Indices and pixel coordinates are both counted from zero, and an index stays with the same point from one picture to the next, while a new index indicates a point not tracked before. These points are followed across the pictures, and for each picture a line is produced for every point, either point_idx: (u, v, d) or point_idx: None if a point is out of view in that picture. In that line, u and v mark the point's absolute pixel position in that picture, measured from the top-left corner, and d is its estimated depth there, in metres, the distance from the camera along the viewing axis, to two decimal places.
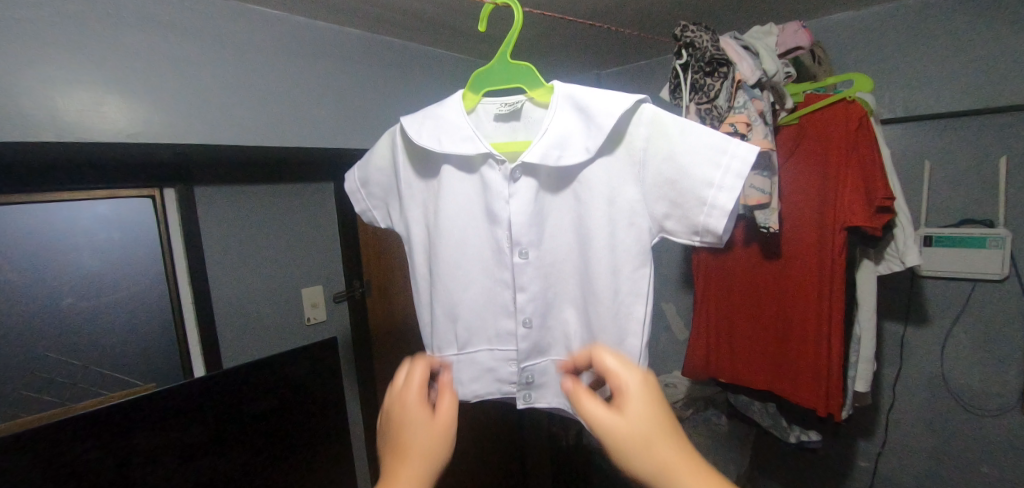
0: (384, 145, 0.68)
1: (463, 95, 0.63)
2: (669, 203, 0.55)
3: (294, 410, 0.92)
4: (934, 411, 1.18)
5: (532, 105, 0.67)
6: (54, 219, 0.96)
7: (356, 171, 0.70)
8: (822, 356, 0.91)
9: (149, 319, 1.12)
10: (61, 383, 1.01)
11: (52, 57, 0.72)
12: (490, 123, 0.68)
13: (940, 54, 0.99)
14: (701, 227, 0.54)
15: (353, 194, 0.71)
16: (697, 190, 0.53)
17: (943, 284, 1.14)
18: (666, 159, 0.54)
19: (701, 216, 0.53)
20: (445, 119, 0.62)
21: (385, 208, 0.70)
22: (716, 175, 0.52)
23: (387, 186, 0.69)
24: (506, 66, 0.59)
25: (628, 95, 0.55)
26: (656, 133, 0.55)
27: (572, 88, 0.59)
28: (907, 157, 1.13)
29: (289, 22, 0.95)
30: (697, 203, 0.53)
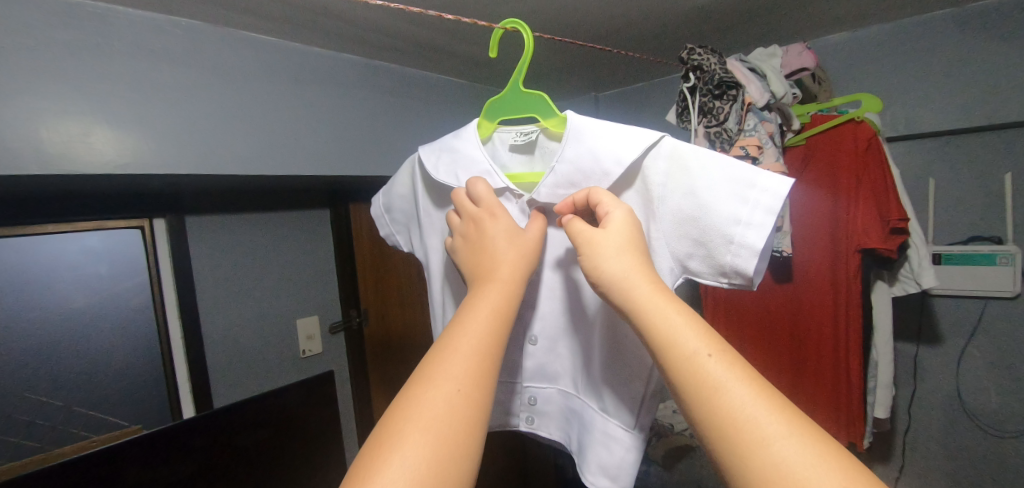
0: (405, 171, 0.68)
1: (479, 123, 0.61)
2: (693, 242, 0.51)
3: (285, 450, 0.88)
4: (954, 435, 1.14)
5: (547, 136, 0.63)
6: (36, 252, 0.93)
7: (380, 196, 0.70)
8: (839, 380, 0.89)
9: (135, 354, 1.07)
10: (40, 426, 0.95)
11: (38, 87, 0.69)
12: (506, 153, 0.66)
13: (939, 73, 0.99)
14: (729, 268, 0.49)
15: (379, 219, 0.71)
16: (722, 228, 0.49)
17: (955, 303, 1.12)
18: (686, 195, 0.51)
19: (728, 255, 0.49)
20: (461, 150, 0.60)
21: (405, 233, 0.69)
22: (743, 212, 0.48)
23: (407, 212, 0.68)
24: (519, 96, 0.57)
25: (645, 132, 0.52)
26: (675, 168, 0.51)
27: (585, 121, 0.55)
28: (911, 176, 1.12)
29: (286, 49, 0.94)
30: (723, 241, 0.49)
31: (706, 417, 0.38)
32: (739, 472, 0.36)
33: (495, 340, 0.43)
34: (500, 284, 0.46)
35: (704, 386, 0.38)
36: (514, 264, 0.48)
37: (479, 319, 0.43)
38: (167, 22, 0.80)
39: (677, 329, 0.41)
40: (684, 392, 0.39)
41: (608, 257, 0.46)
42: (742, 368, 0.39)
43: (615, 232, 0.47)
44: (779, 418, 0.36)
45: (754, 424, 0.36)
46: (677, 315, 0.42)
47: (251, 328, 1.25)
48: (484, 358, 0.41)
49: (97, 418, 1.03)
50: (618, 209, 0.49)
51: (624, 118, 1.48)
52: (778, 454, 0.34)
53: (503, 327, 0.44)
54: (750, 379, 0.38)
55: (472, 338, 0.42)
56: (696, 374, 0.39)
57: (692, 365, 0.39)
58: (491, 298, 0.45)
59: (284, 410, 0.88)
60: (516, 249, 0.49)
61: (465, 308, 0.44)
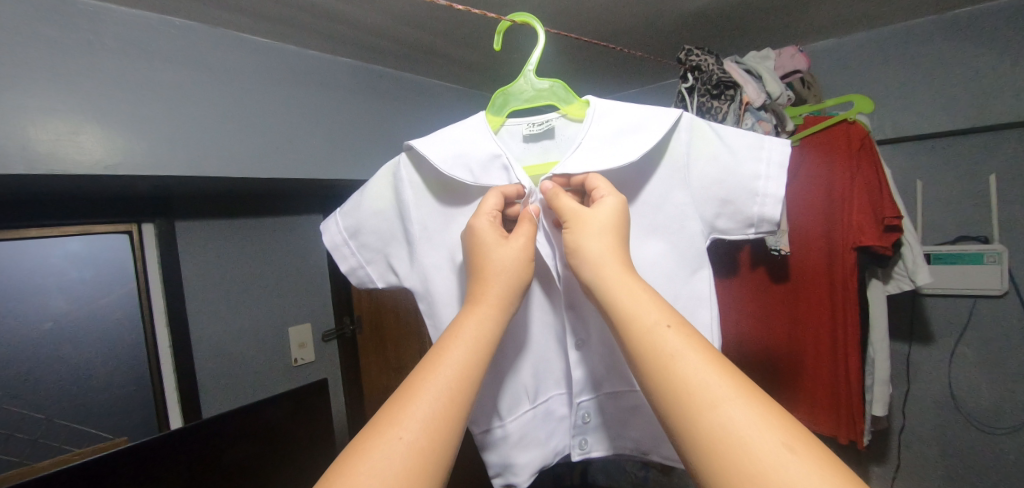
0: (378, 184, 0.58)
1: (484, 116, 0.60)
2: (720, 202, 0.54)
3: (274, 463, 0.85)
4: (948, 433, 1.15)
5: (565, 122, 0.61)
6: (17, 259, 0.91)
7: (340, 220, 0.60)
8: (840, 375, 0.90)
9: (121, 362, 1.04)
10: (20, 439, 0.94)
11: (25, 84, 0.67)
12: (518, 144, 0.63)
13: (924, 77, 1.02)
14: (758, 218, 0.54)
15: (337, 249, 0.59)
16: (746, 185, 0.53)
17: (945, 301, 1.14)
18: (710, 161, 0.54)
19: (756, 206, 0.53)
20: (470, 142, 0.57)
21: (378, 262, 0.59)
22: (761, 168, 0.53)
23: (382, 235, 0.58)
24: (533, 85, 0.57)
25: (666, 110, 0.54)
26: (696, 137, 0.55)
27: (608, 105, 0.57)
28: (900, 177, 1.15)
29: (280, 50, 0.93)
30: (749, 196, 0.53)
31: (662, 387, 0.41)
32: (690, 436, 0.39)
33: (473, 362, 0.43)
34: (478, 310, 0.46)
35: (661, 359, 0.42)
36: (499, 286, 0.48)
37: (455, 351, 0.43)
38: (160, 21, 0.78)
39: (640, 305, 0.45)
40: (647, 370, 0.43)
41: (590, 236, 0.50)
42: (693, 341, 0.42)
43: (602, 216, 0.50)
44: (727, 382, 0.40)
45: (704, 388, 0.40)
46: (652, 310, 0.44)
47: (242, 337, 1.21)
48: (455, 398, 0.41)
49: (80, 430, 1.01)
50: (612, 197, 0.52)
51: None
52: (726, 416, 0.38)
53: (482, 353, 0.44)
54: (701, 353, 0.42)
55: (445, 376, 0.41)
56: (655, 345, 0.42)
57: (651, 338, 0.43)
58: (467, 327, 0.45)
59: (279, 418, 0.86)
60: (507, 267, 0.49)
61: (440, 342, 0.44)
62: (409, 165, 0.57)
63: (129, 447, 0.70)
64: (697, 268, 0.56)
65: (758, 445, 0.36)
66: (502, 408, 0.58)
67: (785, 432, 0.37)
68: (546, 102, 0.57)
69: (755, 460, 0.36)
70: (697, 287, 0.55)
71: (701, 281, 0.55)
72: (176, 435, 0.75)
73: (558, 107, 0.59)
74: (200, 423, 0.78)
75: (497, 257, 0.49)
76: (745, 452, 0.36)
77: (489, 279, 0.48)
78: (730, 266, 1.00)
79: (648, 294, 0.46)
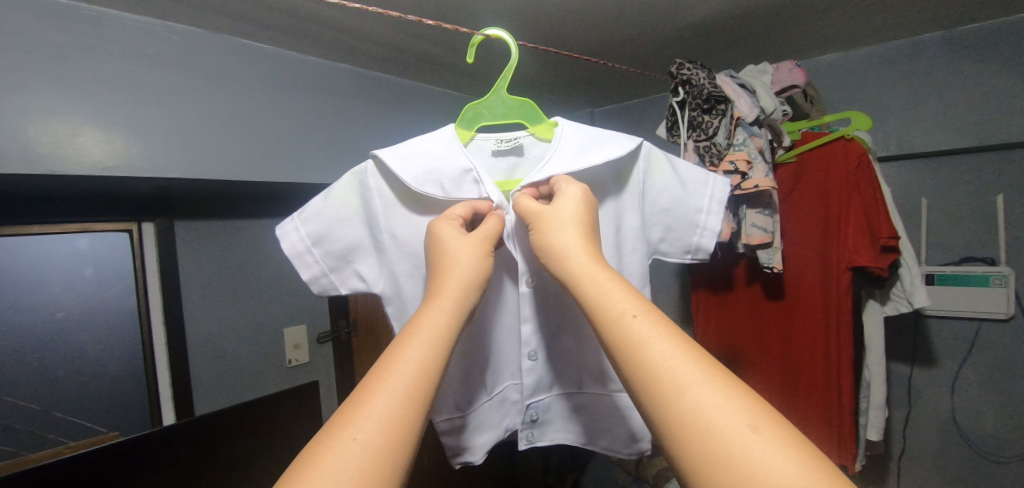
0: (344, 189, 0.57)
1: (455, 129, 0.60)
2: (665, 228, 0.60)
3: (261, 465, 0.85)
4: (950, 460, 1.11)
5: (533, 140, 0.64)
6: (22, 254, 0.94)
7: (300, 225, 0.55)
8: (831, 396, 0.87)
9: (118, 359, 1.06)
10: (17, 430, 0.96)
11: (27, 87, 0.69)
12: (486, 158, 0.65)
13: (929, 94, 1.00)
14: (695, 246, 0.60)
15: (297, 256, 0.55)
16: (689, 217, 0.60)
17: (949, 323, 1.10)
18: (662, 189, 0.59)
19: (695, 236, 0.60)
20: (440, 155, 0.57)
21: (344, 270, 0.56)
22: (704, 203, 0.59)
23: (349, 243, 0.56)
24: (504, 101, 0.58)
25: (630, 137, 0.57)
26: (653, 166, 0.59)
27: (573, 128, 0.59)
28: (903, 195, 1.12)
29: (280, 57, 0.94)
30: (690, 226, 0.60)
31: (633, 373, 0.41)
32: (663, 421, 0.38)
33: (433, 359, 0.43)
34: (435, 304, 0.47)
35: (631, 348, 0.41)
36: (456, 282, 0.48)
37: (415, 347, 0.43)
38: (161, 27, 0.80)
39: (608, 293, 0.44)
40: (619, 357, 0.42)
41: (556, 232, 0.49)
42: (664, 327, 0.42)
43: (561, 208, 0.51)
44: (695, 368, 0.39)
45: (674, 374, 0.39)
46: (623, 298, 0.44)
47: (238, 336, 1.22)
48: (414, 395, 0.41)
49: (76, 424, 1.02)
50: (574, 188, 0.53)
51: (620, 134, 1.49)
52: (696, 401, 0.37)
53: (441, 344, 0.44)
54: (671, 338, 0.41)
55: (404, 373, 0.41)
56: (623, 333, 0.42)
57: (621, 326, 0.42)
58: (426, 321, 0.45)
59: (265, 422, 0.86)
60: (462, 260, 0.49)
61: (397, 340, 0.44)
62: (376, 175, 0.56)
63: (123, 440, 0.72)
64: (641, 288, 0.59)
65: (728, 429, 0.36)
66: (460, 399, 0.60)
67: (750, 413, 0.36)
68: (514, 120, 0.58)
69: (723, 442, 0.35)
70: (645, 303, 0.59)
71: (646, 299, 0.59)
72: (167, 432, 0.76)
73: (528, 126, 0.61)
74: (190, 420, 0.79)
75: (458, 251, 0.50)
76: (713, 438, 0.36)
77: (449, 272, 0.49)
78: (723, 281, 1.05)
79: (615, 279, 0.46)
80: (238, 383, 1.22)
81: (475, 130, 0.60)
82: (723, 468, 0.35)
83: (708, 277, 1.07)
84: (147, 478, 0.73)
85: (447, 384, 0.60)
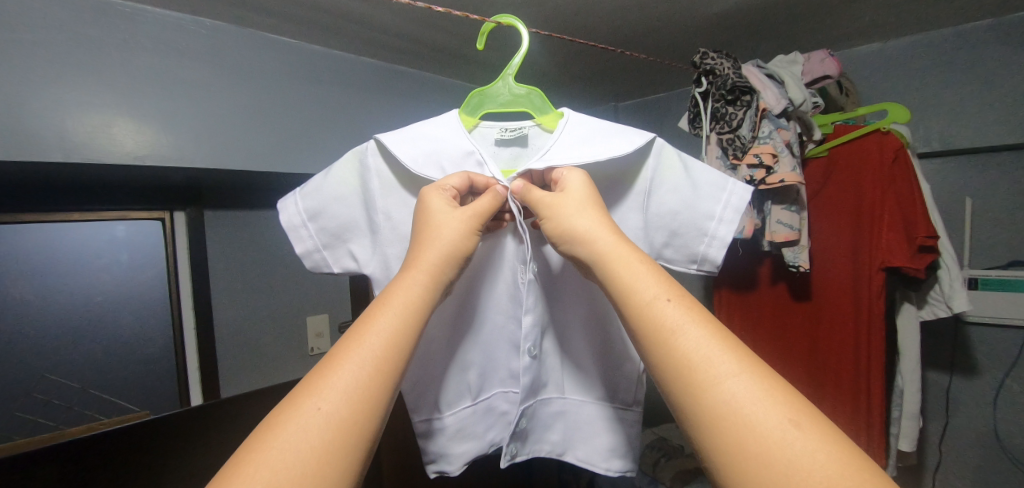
0: (345, 167, 0.56)
1: (459, 114, 0.60)
2: (670, 233, 0.57)
3: None
4: (988, 476, 1.04)
5: (537, 131, 0.64)
6: (66, 238, 1.00)
7: (299, 200, 0.56)
8: (860, 402, 0.83)
9: (150, 341, 1.11)
10: (57, 405, 1.01)
11: (66, 79, 0.73)
12: (490, 146, 0.64)
13: (978, 86, 0.94)
14: (701, 256, 0.57)
15: (293, 229, 0.55)
16: (698, 223, 0.56)
17: (994, 331, 1.03)
18: (672, 191, 0.57)
19: (702, 245, 0.56)
20: (441, 138, 0.57)
21: (337, 249, 0.56)
22: (717, 210, 0.56)
23: (345, 221, 0.56)
24: (511, 89, 0.58)
25: (642, 133, 0.55)
26: (663, 165, 0.57)
27: (578, 120, 0.59)
28: (946, 194, 1.05)
29: (304, 50, 0.96)
30: (699, 233, 0.56)
31: (664, 362, 0.40)
32: (691, 414, 0.37)
33: (403, 334, 0.43)
34: (409, 276, 0.47)
35: (661, 336, 0.40)
36: (435, 252, 0.49)
37: (383, 318, 0.43)
38: (191, 21, 0.83)
39: (637, 277, 0.43)
40: (647, 345, 0.41)
41: (575, 214, 0.49)
42: (696, 313, 0.40)
43: (574, 191, 0.51)
44: (732, 358, 0.38)
45: (707, 364, 0.38)
46: (649, 280, 0.43)
47: (262, 323, 1.26)
48: (382, 367, 0.41)
49: (110, 402, 1.08)
50: (576, 175, 0.52)
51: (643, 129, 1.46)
52: (732, 392, 0.36)
53: (413, 318, 0.45)
54: (704, 325, 0.40)
55: (371, 345, 0.42)
56: (654, 318, 0.41)
57: (651, 311, 0.41)
58: (399, 293, 0.45)
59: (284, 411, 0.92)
60: (445, 235, 0.49)
61: (369, 310, 0.44)
62: (376, 154, 0.56)
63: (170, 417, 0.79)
64: None
65: (761, 422, 0.35)
66: (442, 402, 0.58)
67: (790, 408, 0.35)
68: (520, 109, 0.58)
69: (756, 435, 0.34)
70: None
71: None
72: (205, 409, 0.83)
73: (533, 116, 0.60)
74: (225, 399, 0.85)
75: (441, 227, 0.50)
76: (746, 432, 0.35)
77: (427, 246, 0.49)
78: (746, 280, 1.01)
79: (631, 251, 0.45)
80: (260, 369, 1.25)
81: (479, 117, 0.60)
82: (749, 463, 0.34)
83: (731, 277, 1.04)
84: (192, 446, 0.80)
85: (428, 385, 0.58)
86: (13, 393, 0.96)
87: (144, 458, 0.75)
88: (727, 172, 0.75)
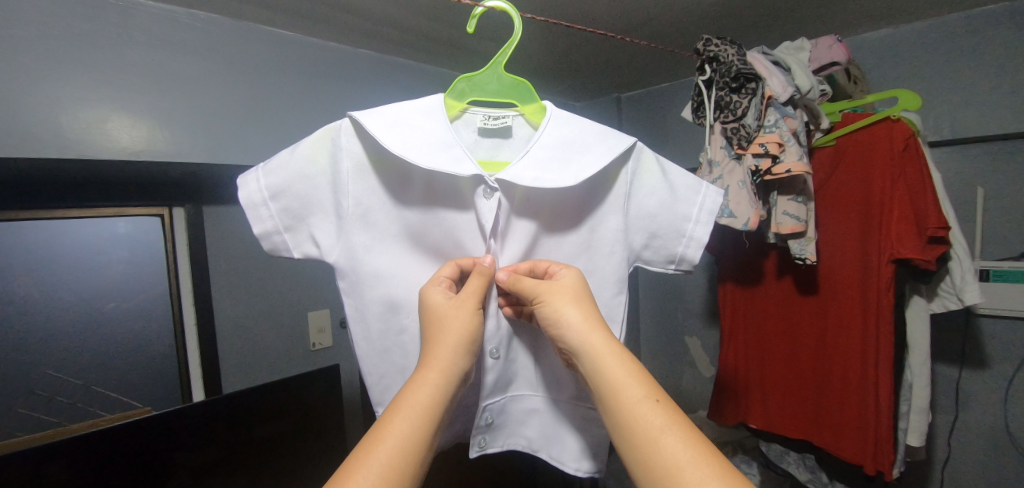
0: (315, 146, 0.54)
1: (444, 100, 0.58)
2: (649, 235, 0.59)
3: (303, 432, 0.96)
4: (999, 469, 1.02)
5: (522, 122, 0.63)
6: (66, 235, 1.00)
7: (261, 176, 0.53)
8: (867, 399, 0.81)
9: (151, 338, 1.11)
10: (61, 402, 1.02)
11: (61, 74, 0.72)
12: (472, 135, 0.63)
13: (989, 71, 0.91)
14: (679, 256, 0.59)
15: (252, 207, 0.52)
16: (676, 225, 0.58)
17: (1004, 323, 1.01)
18: (652, 193, 0.58)
19: (680, 246, 0.59)
20: (424, 130, 0.54)
21: (299, 230, 0.53)
22: (693, 212, 0.58)
23: (308, 200, 0.53)
24: (500, 79, 0.56)
25: (623, 138, 0.56)
26: (641, 169, 0.58)
27: (560, 114, 0.57)
28: (956, 184, 1.02)
29: (300, 43, 0.95)
30: (676, 235, 0.58)
31: (646, 464, 0.42)
32: None
33: (417, 443, 0.43)
34: (423, 377, 0.47)
35: (648, 436, 0.42)
36: (446, 350, 0.48)
37: (400, 422, 0.43)
38: (184, 14, 0.82)
39: (621, 378, 0.45)
40: (632, 449, 0.43)
41: (562, 307, 0.49)
42: (668, 417, 0.43)
43: (570, 284, 0.51)
44: (702, 465, 0.40)
45: (679, 469, 0.40)
46: (632, 389, 0.44)
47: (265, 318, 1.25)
48: (391, 475, 0.41)
49: (114, 398, 1.08)
50: (566, 272, 0.53)
51: (646, 120, 1.45)
52: None
53: (429, 419, 0.45)
54: (683, 431, 0.42)
55: (386, 453, 0.41)
56: (640, 420, 0.43)
57: (631, 416, 0.43)
58: (411, 400, 0.45)
59: (287, 403, 0.94)
60: (456, 328, 0.49)
61: (385, 413, 0.44)
62: (351, 135, 0.54)
63: (178, 412, 0.80)
64: (620, 291, 0.58)
65: None
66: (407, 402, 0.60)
67: None
68: (507, 100, 0.57)
69: None
70: (614, 309, 0.59)
71: (618, 305, 0.58)
72: (212, 407, 0.84)
73: (519, 107, 0.59)
74: (233, 395, 0.87)
75: (451, 322, 0.49)
76: None
77: (445, 343, 0.48)
78: (752, 273, 0.99)
79: (615, 350, 0.47)
80: (262, 365, 1.25)
81: (465, 103, 0.58)
82: None
83: (737, 270, 1.02)
84: (196, 441, 0.82)
85: (381, 376, 0.56)
86: (17, 391, 0.97)
87: (150, 449, 0.78)
88: (731, 162, 0.73)
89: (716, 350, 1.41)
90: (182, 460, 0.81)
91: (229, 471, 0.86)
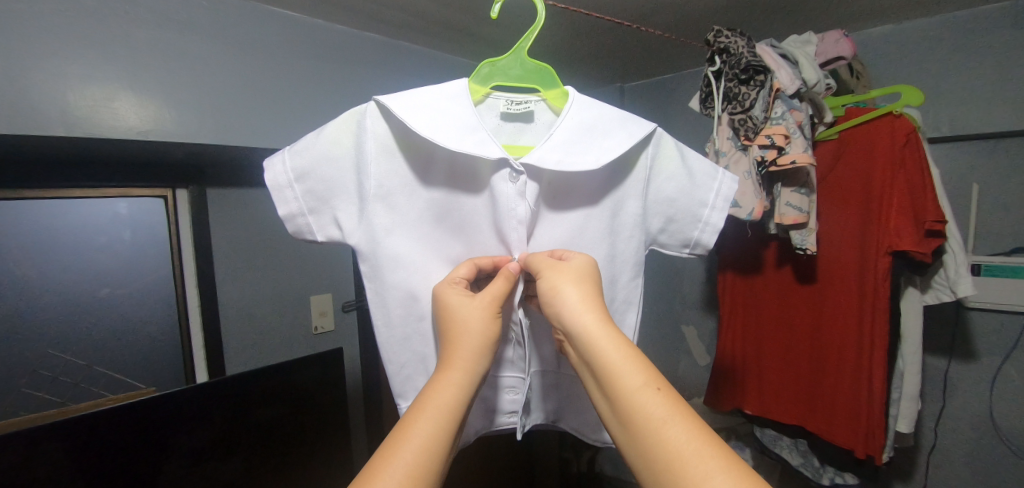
0: (340, 128, 0.55)
1: (469, 85, 0.59)
2: (666, 219, 0.61)
3: (308, 413, 0.98)
4: (982, 455, 1.06)
5: (543, 107, 0.64)
6: (65, 214, 0.99)
7: (287, 159, 0.54)
8: (861, 384, 0.84)
9: (152, 319, 1.11)
10: (64, 381, 1.02)
11: (68, 50, 0.71)
12: (494, 119, 0.63)
13: (988, 69, 0.93)
14: (693, 241, 0.61)
15: (277, 189, 0.54)
16: (692, 209, 0.60)
17: (992, 315, 1.04)
18: (668, 178, 0.60)
19: (696, 230, 0.60)
20: (448, 112, 0.55)
21: (322, 213, 0.55)
22: (710, 197, 0.60)
23: (332, 184, 0.55)
24: (522, 63, 0.57)
25: (642, 125, 0.57)
26: (661, 153, 0.60)
27: (584, 100, 0.58)
28: (953, 179, 1.05)
29: (307, 25, 0.94)
30: (692, 220, 0.60)
31: (653, 452, 0.42)
32: None
33: (436, 442, 0.44)
34: (445, 376, 0.48)
35: (650, 425, 0.43)
36: (466, 350, 0.50)
37: (423, 422, 0.44)
38: None
39: (620, 366, 0.45)
40: (637, 437, 0.43)
41: (569, 286, 0.50)
42: (674, 404, 0.43)
43: (576, 266, 0.52)
44: (716, 454, 0.40)
45: (693, 460, 0.40)
46: (638, 377, 0.45)
47: (268, 301, 1.27)
48: (417, 474, 0.41)
49: (118, 379, 1.08)
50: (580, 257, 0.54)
51: (648, 111, 1.46)
52: None
53: (449, 419, 0.46)
54: (686, 422, 0.42)
55: (407, 455, 0.42)
56: (640, 411, 0.43)
57: (636, 400, 0.44)
58: (433, 401, 0.46)
59: (289, 385, 0.95)
60: (472, 325, 0.51)
61: (409, 412, 0.45)
62: (376, 117, 0.55)
63: (178, 393, 0.81)
64: (636, 274, 0.61)
65: None
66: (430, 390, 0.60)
67: None
68: (528, 84, 0.58)
69: None
70: (632, 292, 0.61)
71: (636, 288, 0.61)
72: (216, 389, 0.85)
73: (541, 92, 0.60)
74: (240, 376, 0.88)
75: (466, 319, 0.51)
76: None
77: (459, 343, 0.50)
78: (753, 263, 1.01)
79: (619, 338, 0.47)
80: (265, 347, 1.27)
81: (489, 88, 0.59)
82: None
83: (739, 260, 1.04)
84: (202, 421, 0.83)
85: (399, 366, 0.58)
86: (17, 371, 0.96)
87: (152, 429, 0.79)
88: (737, 152, 0.74)
89: (712, 339, 1.44)
90: (178, 444, 0.81)
91: (236, 452, 0.87)
